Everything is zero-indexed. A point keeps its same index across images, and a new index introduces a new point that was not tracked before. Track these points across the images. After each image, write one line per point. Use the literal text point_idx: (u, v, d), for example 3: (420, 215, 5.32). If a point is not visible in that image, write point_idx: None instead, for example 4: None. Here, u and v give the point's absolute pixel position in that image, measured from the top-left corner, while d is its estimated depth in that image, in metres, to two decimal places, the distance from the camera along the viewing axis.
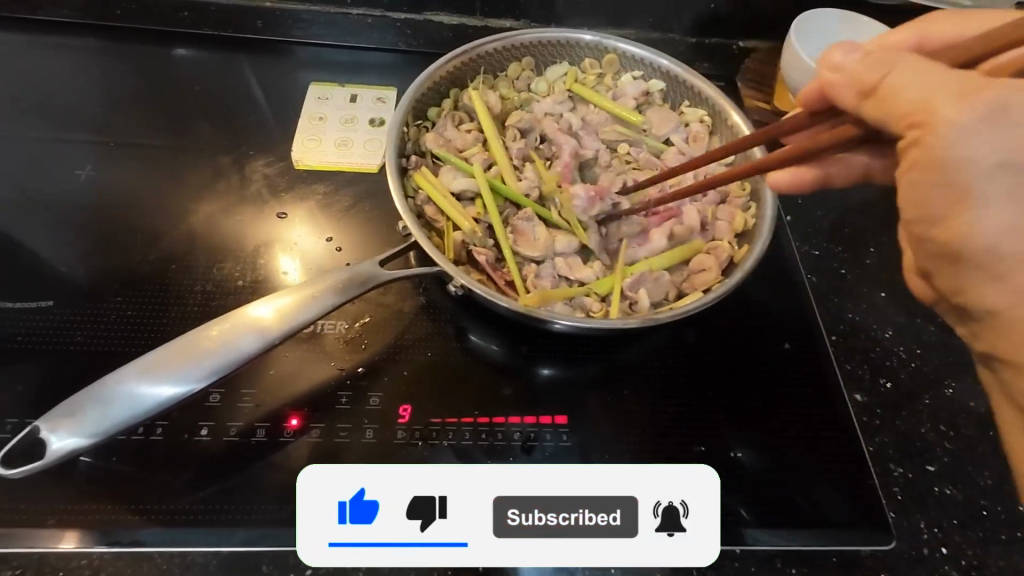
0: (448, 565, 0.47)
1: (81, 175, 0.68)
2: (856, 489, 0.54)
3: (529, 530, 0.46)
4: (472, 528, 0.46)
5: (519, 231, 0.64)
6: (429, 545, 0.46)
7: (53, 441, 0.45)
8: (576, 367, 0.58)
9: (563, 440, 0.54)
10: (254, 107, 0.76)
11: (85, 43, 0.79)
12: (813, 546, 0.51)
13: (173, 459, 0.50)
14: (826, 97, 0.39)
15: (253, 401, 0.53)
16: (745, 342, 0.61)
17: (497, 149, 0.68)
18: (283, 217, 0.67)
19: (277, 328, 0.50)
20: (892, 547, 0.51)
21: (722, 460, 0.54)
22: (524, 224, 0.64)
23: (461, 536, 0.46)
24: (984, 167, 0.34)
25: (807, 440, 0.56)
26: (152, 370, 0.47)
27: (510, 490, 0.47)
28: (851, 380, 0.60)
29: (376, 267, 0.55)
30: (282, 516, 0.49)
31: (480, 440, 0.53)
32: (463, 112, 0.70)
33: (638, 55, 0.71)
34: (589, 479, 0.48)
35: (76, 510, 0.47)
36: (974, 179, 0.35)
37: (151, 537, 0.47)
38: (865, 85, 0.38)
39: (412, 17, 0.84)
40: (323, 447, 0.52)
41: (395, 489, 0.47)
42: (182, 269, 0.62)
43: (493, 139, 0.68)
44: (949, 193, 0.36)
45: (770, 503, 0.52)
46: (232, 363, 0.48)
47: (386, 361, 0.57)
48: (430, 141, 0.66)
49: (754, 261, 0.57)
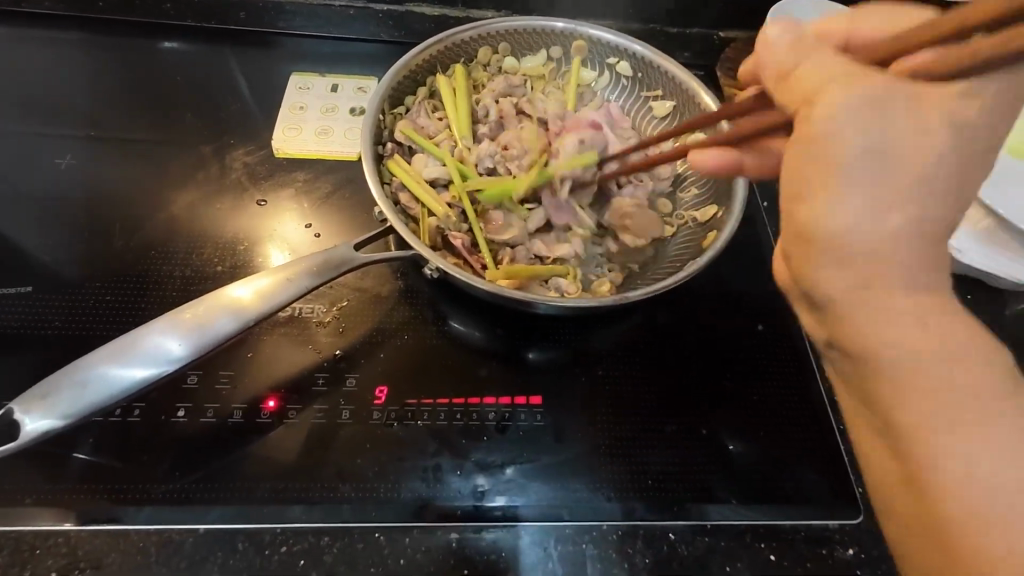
0: (453, 550, 0.48)
1: (62, 164, 0.69)
2: (825, 465, 0.55)
3: (532, 531, 0.49)
4: (499, 521, 0.49)
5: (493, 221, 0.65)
6: (463, 540, 0.49)
7: (28, 423, 0.44)
8: (550, 348, 0.59)
9: (537, 420, 0.54)
10: (236, 97, 0.77)
11: (68, 36, 0.80)
12: (784, 522, 0.51)
13: (151, 440, 0.51)
14: (781, 62, 0.37)
15: (230, 383, 0.54)
16: (723, 325, 0.62)
17: (466, 135, 0.69)
18: (263, 204, 0.67)
19: (254, 309, 0.50)
20: (859, 522, 0.52)
21: (695, 439, 0.55)
22: (496, 214, 0.65)
23: (488, 525, 0.49)
24: (845, 231, 0.34)
25: (778, 419, 0.57)
26: (126, 351, 0.47)
27: (523, 498, 0.51)
28: (823, 362, 0.61)
29: (352, 251, 0.55)
30: (256, 495, 0.49)
31: (456, 421, 0.53)
32: (437, 102, 0.71)
33: (613, 43, 0.72)
34: (566, 485, 0.51)
35: (53, 490, 0.48)
36: (840, 160, 0.33)
37: (128, 516, 0.47)
38: (794, 59, 0.36)
39: (394, 9, 0.83)
40: (298, 428, 0.52)
41: (454, 495, 0.50)
42: (161, 255, 0.62)
43: (467, 126, 0.69)
44: (817, 171, 0.34)
45: (744, 479, 0.53)
46: (209, 344, 0.48)
47: (363, 344, 0.57)
48: (404, 127, 0.66)
49: (722, 242, 0.58)
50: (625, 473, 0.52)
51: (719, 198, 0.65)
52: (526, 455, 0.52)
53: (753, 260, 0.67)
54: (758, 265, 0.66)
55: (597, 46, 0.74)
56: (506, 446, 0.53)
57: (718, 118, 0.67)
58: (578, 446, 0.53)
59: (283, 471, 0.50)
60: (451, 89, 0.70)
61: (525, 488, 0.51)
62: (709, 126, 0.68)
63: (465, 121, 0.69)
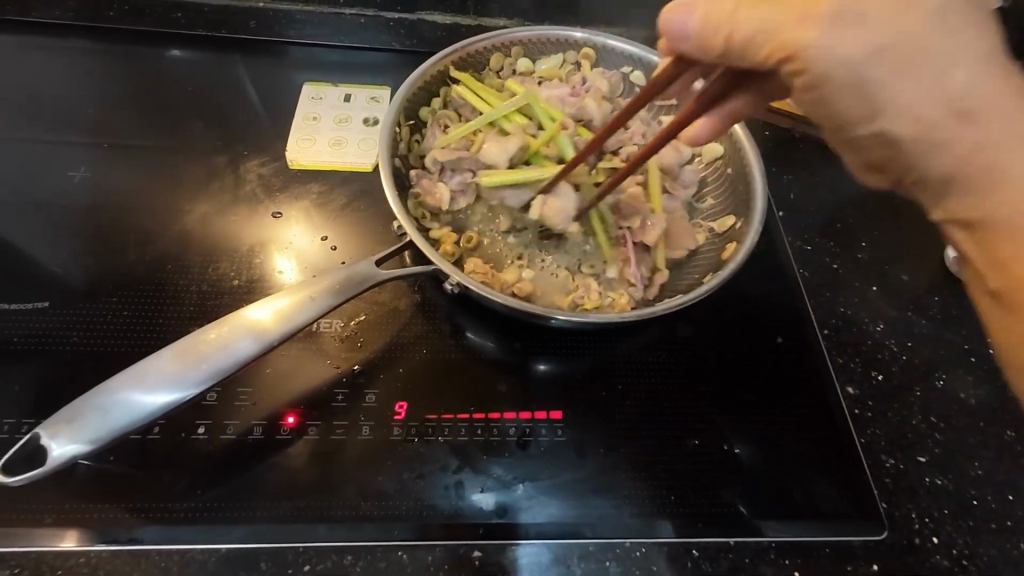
0: (476, 569, 0.48)
1: (75, 176, 0.68)
2: (844, 478, 0.54)
3: (553, 551, 0.49)
4: (520, 541, 0.49)
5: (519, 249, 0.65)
6: (485, 560, 0.48)
7: (53, 448, 0.44)
8: (571, 361, 0.59)
9: (558, 435, 0.54)
10: (248, 107, 0.76)
11: (78, 45, 0.79)
12: (808, 538, 0.51)
13: (171, 458, 0.50)
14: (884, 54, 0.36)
15: (249, 400, 0.53)
16: (741, 337, 0.62)
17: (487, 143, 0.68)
18: (278, 216, 0.67)
19: (277, 328, 0.50)
20: (883, 538, 0.52)
21: (716, 452, 0.55)
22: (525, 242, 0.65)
23: (508, 545, 0.49)
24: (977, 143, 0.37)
25: (797, 432, 0.57)
26: (151, 374, 0.47)
27: (543, 515, 0.50)
28: (843, 374, 0.60)
29: (372, 267, 0.55)
30: (279, 513, 0.49)
31: (476, 436, 0.53)
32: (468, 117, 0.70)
33: (628, 52, 0.72)
34: (587, 501, 0.51)
35: (74, 509, 0.48)
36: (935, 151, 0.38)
37: (149, 535, 0.47)
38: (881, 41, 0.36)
39: (406, 17, 0.83)
40: (318, 445, 0.52)
41: (475, 514, 0.50)
42: (177, 268, 0.62)
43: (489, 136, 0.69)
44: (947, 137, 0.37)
45: (765, 496, 0.53)
46: (231, 364, 0.48)
47: (382, 359, 0.57)
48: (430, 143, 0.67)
49: (745, 255, 0.58)
50: (648, 490, 0.52)
51: (738, 209, 0.65)
52: (547, 472, 0.52)
53: (770, 270, 0.67)
54: (775, 275, 0.66)
55: (612, 55, 0.74)
56: (527, 463, 0.52)
57: (737, 129, 0.67)
58: (599, 463, 0.53)
59: (306, 489, 0.50)
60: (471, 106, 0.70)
61: (548, 505, 0.51)
62: (727, 137, 0.68)
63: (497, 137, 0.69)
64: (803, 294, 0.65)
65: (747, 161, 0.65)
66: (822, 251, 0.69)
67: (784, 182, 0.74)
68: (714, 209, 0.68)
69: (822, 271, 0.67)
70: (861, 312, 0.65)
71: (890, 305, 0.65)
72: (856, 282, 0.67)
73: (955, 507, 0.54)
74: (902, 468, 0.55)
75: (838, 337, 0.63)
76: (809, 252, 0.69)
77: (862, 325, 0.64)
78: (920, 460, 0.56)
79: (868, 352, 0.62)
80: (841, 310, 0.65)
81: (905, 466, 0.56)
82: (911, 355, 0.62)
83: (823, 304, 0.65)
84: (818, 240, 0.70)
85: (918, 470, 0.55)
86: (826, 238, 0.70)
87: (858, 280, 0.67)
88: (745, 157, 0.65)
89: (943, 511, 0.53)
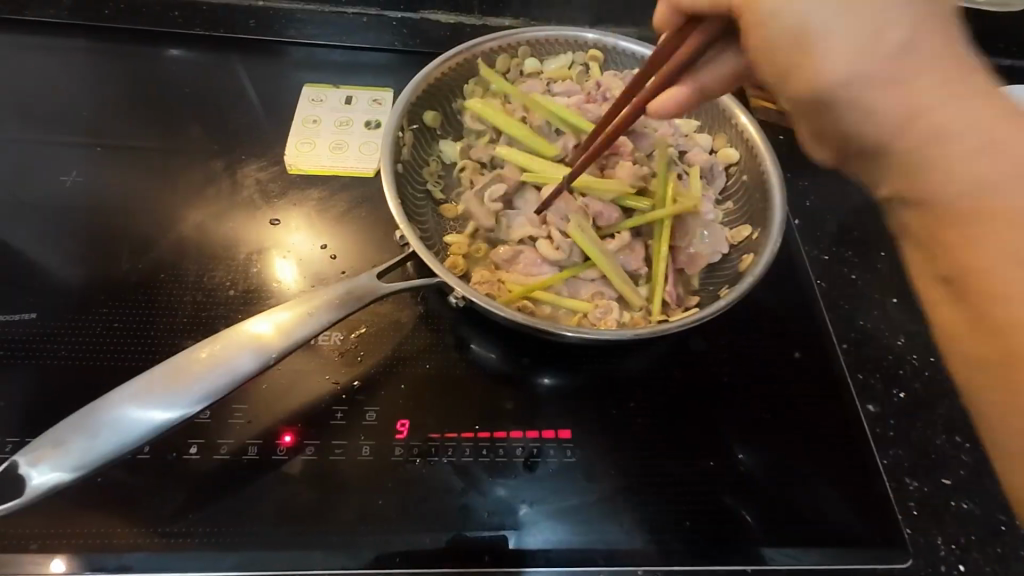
0: None
1: (67, 180, 0.66)
2: (866, 502, 0.52)
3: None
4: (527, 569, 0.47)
5: (527, 269, 0.61)
6: None
7: (35, 476, 0.42)
8: (578, 378, 0.56)
9: (567, 456, 0.52)
10: (246, 108, 0.74)
11: (72, 44, 0.77)
12: (829, 566, 0.49)
13: (162, 480, 0.48)
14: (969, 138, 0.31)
15: (244, 417, 0.51)
16: (757, 352, 0.59)
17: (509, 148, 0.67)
18: (276, 223, 0.64)
19: (274, 344, 0.48)
20: (909, 566, 0.49)
21: (732, 475, 0.52)
22: (532, 264, 0.61)
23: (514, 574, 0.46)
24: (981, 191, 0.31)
25: (815, 452, 0.54)
26: (141, 396, 0.44)
27: (550, 542, 0.48)
28: (863, 392, 0.58)
29: (374, 280, 0.52)
30: (274, 538, 0.47)
31: (481, 457, 0.51)
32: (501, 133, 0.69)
33: (641, 54, 0.70)
34: (597, 526, 0.49)
35: (60, 534, 0.45)
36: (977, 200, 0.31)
37: (139, 562, 0.45)
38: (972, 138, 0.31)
39: (408, 17, 0.81)
40: (315, 465, 0.50)
41: (480, 541, 0.47)
42: (171, 278, 0.60)
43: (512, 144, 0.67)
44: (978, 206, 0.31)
45: (783, 521, 0.51)
46: (227, 384, 0.46)
47: (383, 374, 0.55)
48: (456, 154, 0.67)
49: (763, 268, 0.55)
50: (661, 514, 0.50)
51: (754, 220, 0.63)
52: (556, 495, 0.50)
53: (786, 280, 0.64)
54: (791, 285, 0.64)
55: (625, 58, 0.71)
56: (534, 485, 0.50)
57: (753, 136, 0.64)
58: (610, 485, 0.51)
59: (303, 512, 0.48)
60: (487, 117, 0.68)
61: (556, 530, 0.48)
62: (742, 142, 0.66)
63: (546, 164, 0.65)
64: (821, 308, 0.62)
65: (764, 170, 0.62)
66: (840, 261, 0.67)
67: (801, 188, 0.71)
68: (729, 217, 0.66)
69: (840, 282, 0.65)
70: (882, 325, 0.62)
71: (911, 319, 0.63)
72: (875, 294, 0.64)
73: (983, 533, 0.51)
74: (926, 492, 0.53)
75: (857, 352, 0.60)
76: (827, 262, 0.66)
77: (882, 339, 0.61)
78: (945, 482, 0.54)
79: (889, 368, 0.59)
80: (861, 323, 0.62)
81: (929, 489, 0.53)
82: (933, 370, 0.60)
83: (842, 317, 0.62)
84: (836, 250, 0.67)
85: (943, 494, 0.53)
86: (844, 247, 0.67)
87: (877, 291, 0.65)
88: (762, 165, 0.63)
89: (970, 537, 0.51)
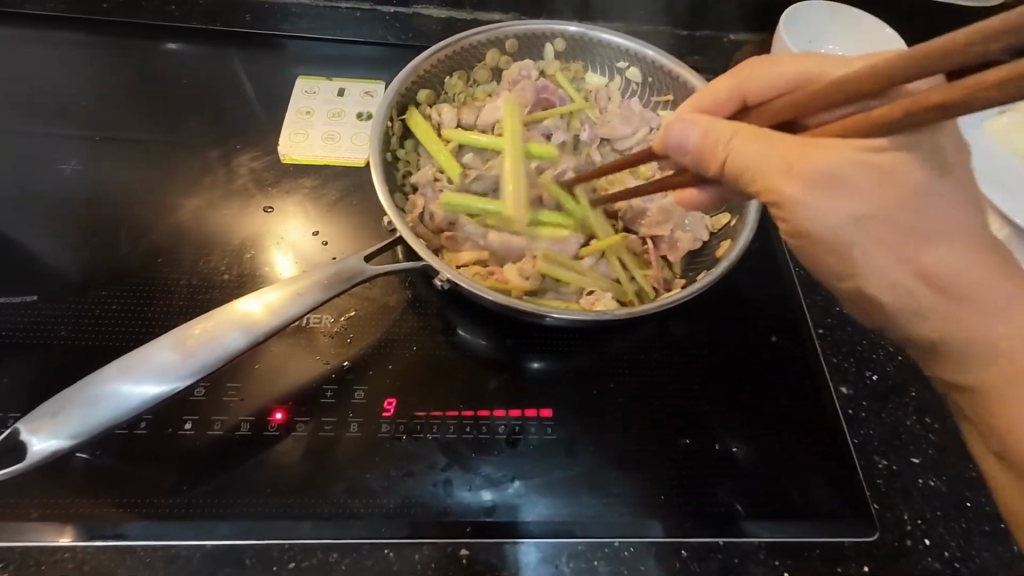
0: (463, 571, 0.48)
1: (66, 169, 0.68)
2: (836, 479, 0.54)
3: (541, 547, 0.49)
4: (507, 539, 0.49)
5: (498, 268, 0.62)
6: (473, 557, 0.48)
7: (35, 443, 0.44)
8: (561, 359, 0.58)
9: (548, 433, 0.54)
10: (242, 100, 0.76)
11: (72, 37, 0.79)
12: (799, 539, 0.51)
13: (157, 453, 0.50)
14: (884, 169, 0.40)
15: (237, 395, 0.53)
16: (736, 337, 0.61)
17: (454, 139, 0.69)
18: (270, 211, 0.66)
19: (263, 324, 0.49)
20: (876, 539, 0.51)
21: (708, 452, 0.54)
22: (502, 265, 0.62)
23: (496, 543, 0.49)
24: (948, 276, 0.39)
25: (790, 431, 0.56)
26: (134, 370, 0.46)
27: (530, 515, 0.50)
28: (837, 374, 0.60)
29: (362, 263, 0.54)
30: (265, 509, 0.49)
31: (465, 434, 0.53)
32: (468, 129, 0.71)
33: (624, 47, 0.71)
34: (575, 500, 0.51)
35: (60, 504, 0.47)
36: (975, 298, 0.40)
37: (135, 530, 0.47)
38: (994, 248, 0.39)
39: (400, 11, 0.83)
40: (305, 441, 0.52)
41: (462, 513, 0.49)
42: (167, 262, 0.62)
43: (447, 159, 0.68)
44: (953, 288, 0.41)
45: (756, 496, 0.53)
46: (217, 360, 0.48)
47: (372, 354, 0.57)
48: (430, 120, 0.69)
49: (738, 253, 0.57)
50: (639, 490, 0.52)
51: (733, 207, 0.64)
52: (538, 470, 0.52)
53: (765, 268, 0.66)
54: (770, 272, 0.66)
55: (609, 51, 0.73)
56: (516, 461, 0.52)
57: None
58: (589, 459, 0.53)
59: (291, 486, 0.50)
60: (445, 116, 0.69)
61: (536, 503, 0.50)
62: None
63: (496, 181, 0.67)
64: (800, 296, 0.64)
65: None
66: None
67: None
68: None
69: None
70: None
71: None
72: None
73: (948, 509, 0.53)
74: (895, 470, 0.55)
75: (833, 337, 0.62)
76: None
77: (858, 325, 0.63)
78: (914, 461, 0.56)
79: (863, 352, 0.61)
80: (837, 309, 0.64)
81: (898, 467, 0.55)
82: (906, 355, 0.61)
83: (819, 303, 0.64)
84: None
85: (911, 472, 0.55)
86: None
87: None
88: None
89: (936, 513, 0.53)
